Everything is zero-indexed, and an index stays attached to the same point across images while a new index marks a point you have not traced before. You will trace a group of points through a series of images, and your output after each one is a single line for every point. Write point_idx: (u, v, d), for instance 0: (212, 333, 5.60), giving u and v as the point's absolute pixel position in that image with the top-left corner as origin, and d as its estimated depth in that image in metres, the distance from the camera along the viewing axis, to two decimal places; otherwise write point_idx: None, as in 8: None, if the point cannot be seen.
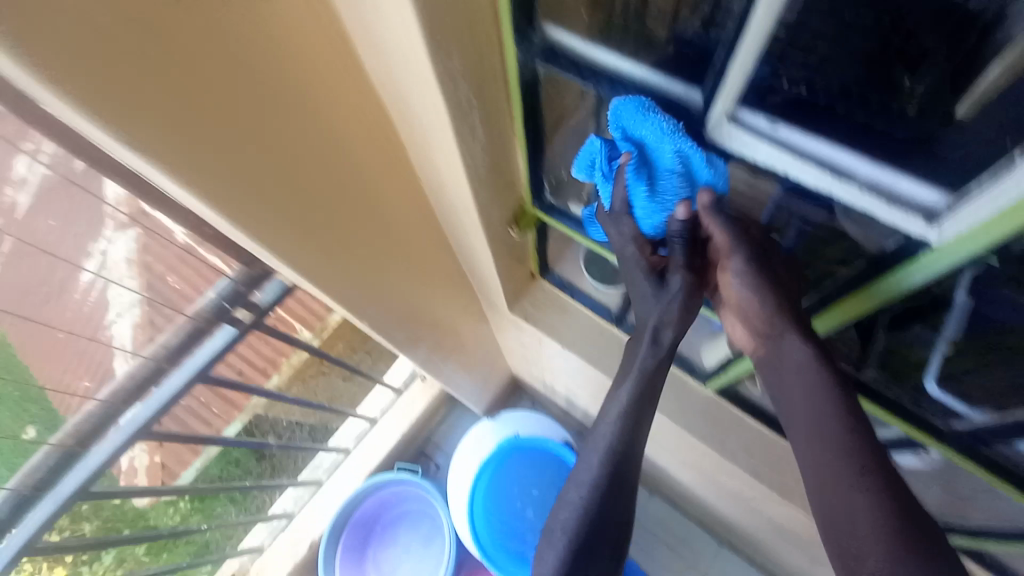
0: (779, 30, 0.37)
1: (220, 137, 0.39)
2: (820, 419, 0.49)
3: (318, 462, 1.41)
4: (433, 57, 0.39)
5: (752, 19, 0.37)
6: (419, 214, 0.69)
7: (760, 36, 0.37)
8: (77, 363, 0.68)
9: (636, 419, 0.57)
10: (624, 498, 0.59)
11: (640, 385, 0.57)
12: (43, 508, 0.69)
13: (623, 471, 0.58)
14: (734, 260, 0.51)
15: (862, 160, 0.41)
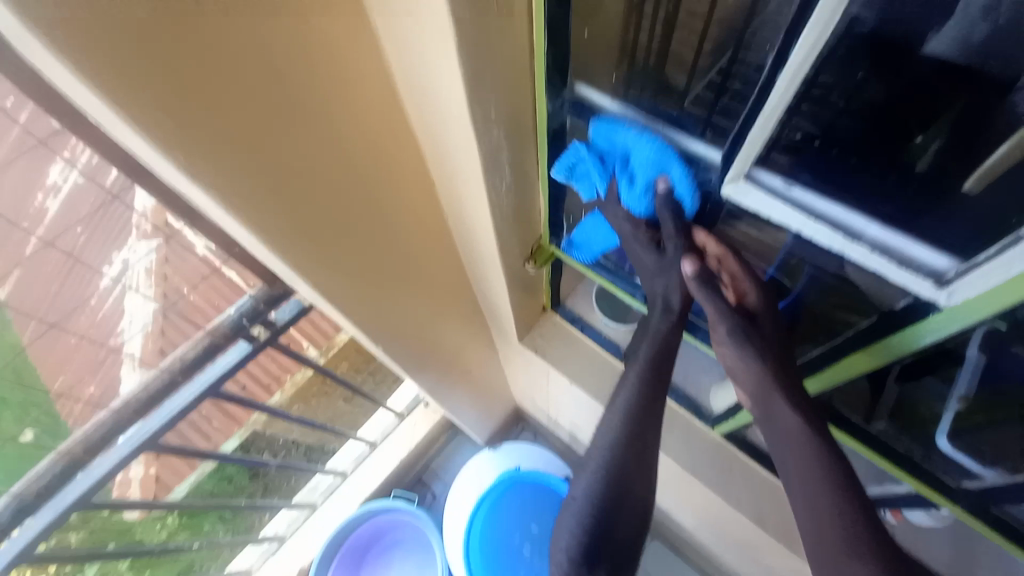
0: (796, 102, 0.40)
1: (264, 163, 0.41)
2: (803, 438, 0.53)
3: (316, 484, 1.41)
4: (469, 99, 0.42)
5: (770, 93, 0.40)
6: (439, 242, 0.71)
7: (778, 108, 0.40)
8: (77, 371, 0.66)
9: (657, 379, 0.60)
10: (650, 457, 0.59)
11: (640, 395, 0.59)
12: (41, 518, 0.68)
13: (646, 429, 0.58)
14: (719, 330, 0.57)
15: (873, 224, 0.43)
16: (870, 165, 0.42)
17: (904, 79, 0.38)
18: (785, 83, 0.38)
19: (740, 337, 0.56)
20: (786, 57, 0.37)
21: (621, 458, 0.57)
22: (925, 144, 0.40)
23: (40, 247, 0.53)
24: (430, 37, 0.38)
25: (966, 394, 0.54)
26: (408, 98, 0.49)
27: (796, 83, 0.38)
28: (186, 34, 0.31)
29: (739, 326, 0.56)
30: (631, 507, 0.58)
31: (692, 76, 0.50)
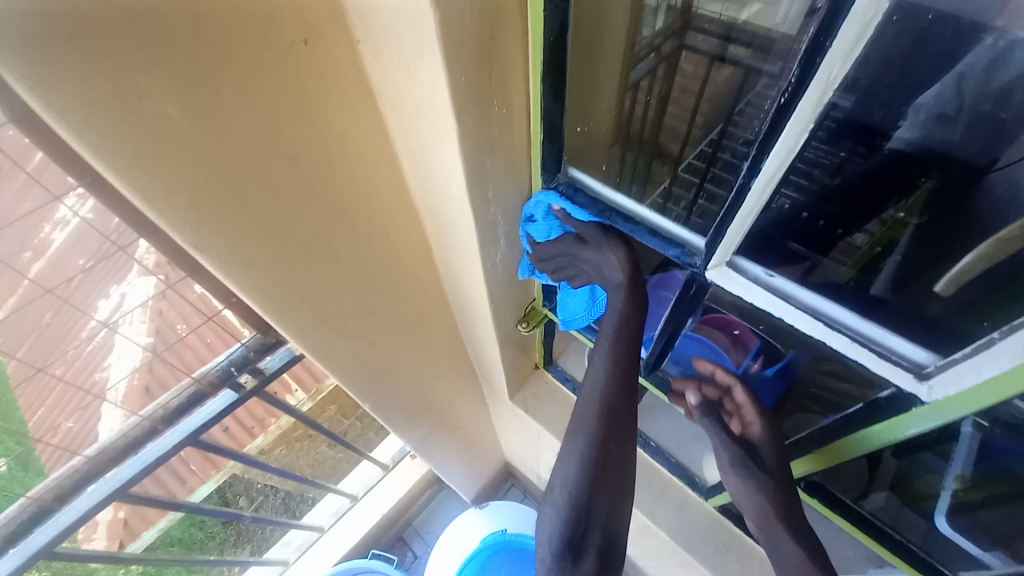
0: (774, 196, 0.42)
1: (267, 233, 0.42)
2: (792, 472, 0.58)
3: (290, 538, 1.34)
4: (468, 179, 0.44)
5: (747, 191, 0.42)
6: (436, 301, 0.72)
7: (756, 205, 0.42)
8: (59, 407, 0.60)
9: (633, 346, 0.55)
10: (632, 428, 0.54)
11: (615, 371, 0.54)
12: (5, 563, 0.66)
13: (624, 399, 0.54)
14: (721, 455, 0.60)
15: (852, 313, 0.44)
16: (856, 232, 0.47)
17: (879, 160, 0.44)
18: (764, 180, 0.40)
19: (741, 467, 0.59)
20: (761, 162, 0.39)
21: (602, 438, 0.52)
22: (904, 216, 0.45)
23: (30, 290, 0.50)
24: (434, 129, 0.41)
25: (962, 472, 0.53)
26: (412, 175, 0.52)
27: (773, 180, 0.40)
28: (207, 122, 0.34)
29: (742, 457, 0.59)
30: (618, 479, 0.53)
31: (686, 144, 0.55)
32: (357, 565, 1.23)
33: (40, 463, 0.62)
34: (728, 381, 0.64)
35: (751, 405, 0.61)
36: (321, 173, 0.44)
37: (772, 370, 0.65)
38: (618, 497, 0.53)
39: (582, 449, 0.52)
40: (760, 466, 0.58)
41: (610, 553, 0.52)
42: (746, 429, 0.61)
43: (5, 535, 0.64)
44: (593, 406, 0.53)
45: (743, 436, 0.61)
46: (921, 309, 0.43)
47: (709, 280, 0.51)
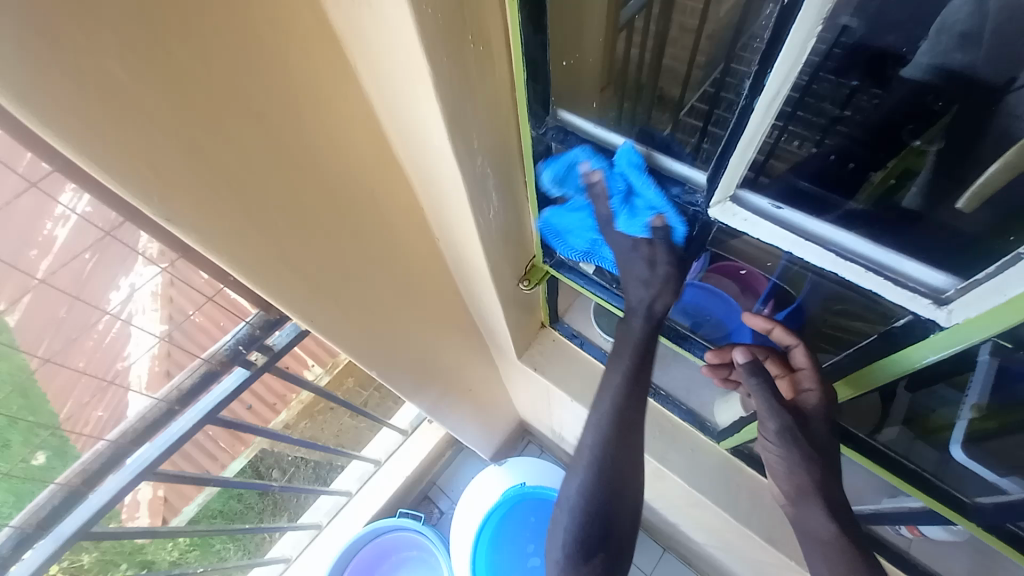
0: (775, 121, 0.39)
1: (250, 205, 0.41)
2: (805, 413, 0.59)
3: (320, 504, 1.40)
4: (450, 135, 0.42)
5: (750, 113, 0.39)
6: (435, 266, 0.71)
7: (758, 131, 0.39)
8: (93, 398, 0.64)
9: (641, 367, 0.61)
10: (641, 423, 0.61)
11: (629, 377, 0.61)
12: (40, 552, 0.68)
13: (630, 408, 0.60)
14: (768, 426, 0.61)
15: (865, 241, 0.42)
16: (876, 168, 0.45)
17: (895, 101, 0.43)
18: (767, 101, 0.37)
19: (788, 438, 0.59)
20: (765, 78, 0.36)
21: (617, 445, 0.59)
22: (924, 148, 0.43)
23: (39, 292, 0.51)
24: (409, 74, 0.38)
25: (978, 400, 0.53)
26: (394, 131, 0.50)
27: (776, 101, 0.37)
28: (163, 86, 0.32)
29: (791, 426, 0.59)
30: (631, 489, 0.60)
31: (686, 88, 0.53)
32: (391, 526, 1.31)
33: (76, 450, 0.66)
34: (790, 341, 0.60)
35: (812, 373, 0.58)
36: (294, 132, 0.42)
37: (782, 314, 0.64)
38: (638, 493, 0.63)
39: (594, 449, 0.60)
40: (807, 437, 0.59)
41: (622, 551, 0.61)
42: (800, 397, 0.60)
43: (38, 522, 0.67)
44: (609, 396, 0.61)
45: (794, 401, 0.61)
46: (954, 233, 0.40)
47: (713, 219, 0.49)
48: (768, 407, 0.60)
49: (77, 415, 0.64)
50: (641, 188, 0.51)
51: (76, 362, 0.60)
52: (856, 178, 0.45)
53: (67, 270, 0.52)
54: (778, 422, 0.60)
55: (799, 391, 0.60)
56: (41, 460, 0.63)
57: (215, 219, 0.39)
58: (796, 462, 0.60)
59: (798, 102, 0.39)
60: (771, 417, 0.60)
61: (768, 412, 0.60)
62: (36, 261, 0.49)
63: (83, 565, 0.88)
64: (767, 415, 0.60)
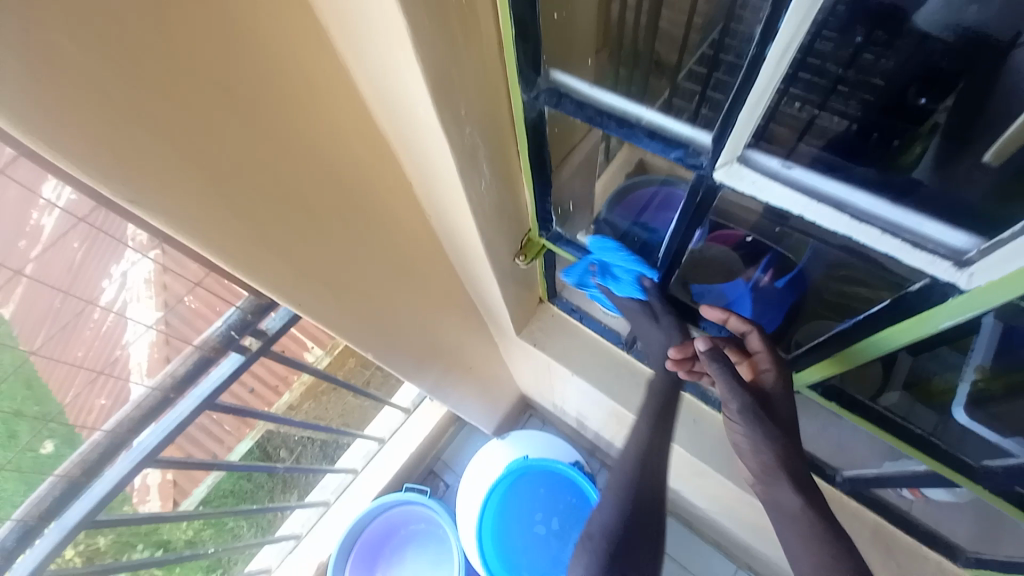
0: (788, 72, 0.36)
1: (233, 189, 0.39)
2: (764, 391, 0.61)
3: (326, 482, 1.41)
4: (436, 106, 0.39)
5: (762, 63, 0.35)
6: (428, 244, 0.69)
7: (770, 83, 0.36)
8: (94, 387, 0.66)
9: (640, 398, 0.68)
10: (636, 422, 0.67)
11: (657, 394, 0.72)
12: (44, 543, 0.67)
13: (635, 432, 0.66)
14: (731, 407, 0.60)
15: (880, 202, 0.39)
16: (882, 127, 0.43)
17: (904, 59, 0.41)
18: (777, 54, 0.34)
19: (751, 417, 0.58)
20: (778, 24, 0.32)
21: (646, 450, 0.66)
22: (930, 110, 0.42)
23: (31, 284, 0.53)
24: (386, 35, 0.35)
25: (982, 363, 0.52)
26: (376, 101, 0.47)
27: (788, 52, 0.34)
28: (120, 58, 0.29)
29: (751, 403, 0.59)
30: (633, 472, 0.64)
31: (684, 52, 0.50)
32: (398, 501, 1.33)
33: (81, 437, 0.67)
34: (743, 326, 0.64)
35: (767, 353, 0.61)
36: (267, 104, 0.39)
37: (782, 280, 0.65)
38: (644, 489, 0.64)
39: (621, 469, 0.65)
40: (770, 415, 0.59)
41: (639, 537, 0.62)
42: (760, 377, 0.62)
43: (40, 513, 0.65)
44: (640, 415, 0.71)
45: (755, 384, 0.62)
46: (969, 180, 0.39)
47: (718, 182, 0.46)
48: (727, 385, 0.60)
49: (80, 403, 0.66)
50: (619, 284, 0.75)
51: (75, 352, 0.62)
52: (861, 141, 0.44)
53: (56, 258, 0.53)
54: (740, 402, 0.59)
55: (758, 372, 0.62)
56: (49, 448, 0.66)
57: (197, 205, 0.37)
58: (757, 437, 0.58)
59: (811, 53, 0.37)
60: (730, 396, 0.60)
61: (727, 390, 0.60)
62: (26, 250, 0.50)
63: (100, 547, 0.91)
64: (727, 395, 0.60)
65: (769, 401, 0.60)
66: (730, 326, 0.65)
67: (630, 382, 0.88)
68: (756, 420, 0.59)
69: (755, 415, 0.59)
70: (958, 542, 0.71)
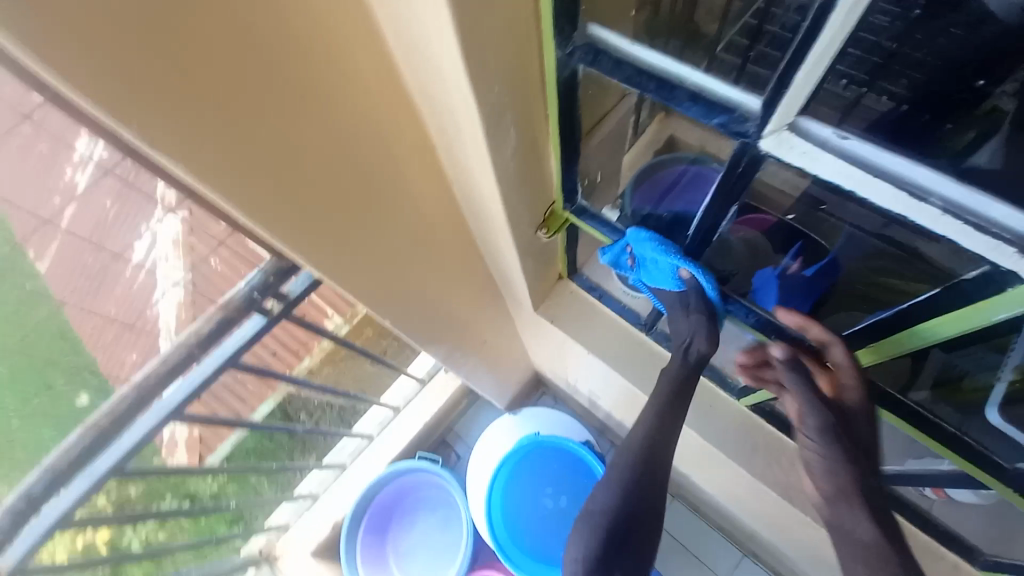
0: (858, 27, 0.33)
1: (256, 143, 0.39)
2: (851, 410, 0.57)
3: (342, 446, 1.42)
4: (463, 59, 0.38)
5: (830, 14, 0.32)
6: (449, 213, 0.68)
7: (838, 36, 0.33)
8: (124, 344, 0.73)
9: (661, 427, 0.66)
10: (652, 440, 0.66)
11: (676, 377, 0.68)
12: (77, 487, 0.71)
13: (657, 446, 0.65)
14: (808, 423, 0.58)
15: (945, 179, 0.36)
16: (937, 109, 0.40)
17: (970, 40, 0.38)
18: (849, 4, 0.30)
19: (829, 436, 0.57)
20: None
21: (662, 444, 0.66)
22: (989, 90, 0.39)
23: None
24: None
25: (1021, 362, 0.49)
26: (401, 56, 0.45)
27: (863, 2, 0.30)
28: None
29: (830, 423, 0.57)
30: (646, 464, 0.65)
31: (724, 22, 0.47)
32: (410, 467, 1.36)
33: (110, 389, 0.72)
34: (824, 337, 0.56)
35: (852, 370, 0.56)
36: (291, 50, 0.38)
37: (811, 270, 0.64)
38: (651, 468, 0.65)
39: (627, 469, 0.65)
40: (849, 435, 0.57)
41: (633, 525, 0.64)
42: (841, 394, 0.57)
43: (69, 462, 0.68)
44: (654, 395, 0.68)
45: (835, 401, 0.58)
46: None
47: (763, 152, 0.43)
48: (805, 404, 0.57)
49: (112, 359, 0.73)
50: (653, 271, 0.66)
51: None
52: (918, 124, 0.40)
53: None
54: (819, 423, 0.57)
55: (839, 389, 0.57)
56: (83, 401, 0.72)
57: (218, 155, 0.37)
58: (834, 458, 0.56)
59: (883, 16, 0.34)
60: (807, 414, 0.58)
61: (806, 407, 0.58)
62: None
63: (130, 495, 0.97)
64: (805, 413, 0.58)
65: (851, 420, 0.57)
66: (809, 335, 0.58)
67: (646, 363, 0.86)
68: (835, 443, 0.57)
69: (836, 437, 0.56)
70: (977, 544, 0.69)
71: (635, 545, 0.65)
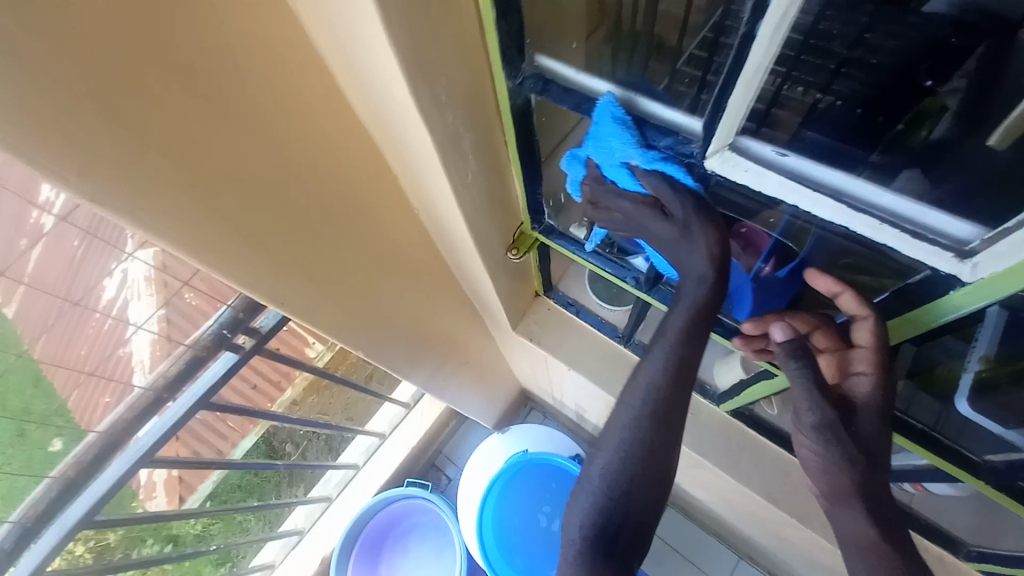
0: (783, 45, 0.34)
1: (213, 188, 0.39)
2: (871, 408, 0.54)
3: (328, 478, 1.39)
4: (415, 96, 0.39)
5: (752, 43, 0.34)
6: (418, 239, 0.69)
7: (762, 64, 0.35)
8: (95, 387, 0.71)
9: (669, 401, 0.52)
10: (667, 423, 0.52)
11: (673, 371, 0.52)
12: (45, 541, 0.66)
13: (665, 423, 0.52)
14: (806, 420, 0.55)
15: (882, 190, 0.38)
16: (884, 111, 0.41)
17: (913, 42, 0.39)
18: (767, 35, 0.33)
19: (827, 437, 0.54)
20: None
21: (661, 419, 0.52)
22: (940, 90, 0.40)
23: (30, 291, 0.59)
24: (359, 23, 0.34)
25: (986, 353, 0.50)
26: (356, 96, 0.46)
27: (781, 28, 0.32)
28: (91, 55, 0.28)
29: (833, 420, 0.53)
30: (649, 437, 0.52)
31: (684, 33, 0.47)
32: (399, 495, 1.33)
33: (79, 428, 0.70)
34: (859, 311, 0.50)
35: (868, 353, 0.51)
36: (242, 92, 0.38)
37: (784, 270, 0.62)
38: (662, 451, 0.52)
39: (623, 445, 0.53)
40: (851, 434, 0.54)
41: (627, 516, 0.52)
42: (846, 382, 0.55)
43: (39, 514, 0.64)
44: (639, 400, 0.53)
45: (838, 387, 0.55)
46: (973, 167, 0.37)
47: (710, 171, 0.45)
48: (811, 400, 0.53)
49: (88, 401, 0.72)
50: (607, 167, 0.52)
51: (79, 351, 0.68)
52: (866, 126, 0.42)
53: (57, 256, 0.58)
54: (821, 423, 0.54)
55: (845, 376, 0.55)
56: (58, 446, 0.70)
57: (171, 197, 0.36)
58: (828, 458, 0.54)
59: (803, 46, 0.36)
60: (808, 413, 0.54)
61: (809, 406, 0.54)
62: (27, 250, 0.56)
63: (109, 543, 0.94)
64: (803, 412, 0.55)
65: (853, 414, 0.54)
66: (841, 302, 0.52)
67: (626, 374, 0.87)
68: (836, 441, 0.54)
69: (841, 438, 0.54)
70: (961, 535, 0.71)
71: (625, 547, 0.52)
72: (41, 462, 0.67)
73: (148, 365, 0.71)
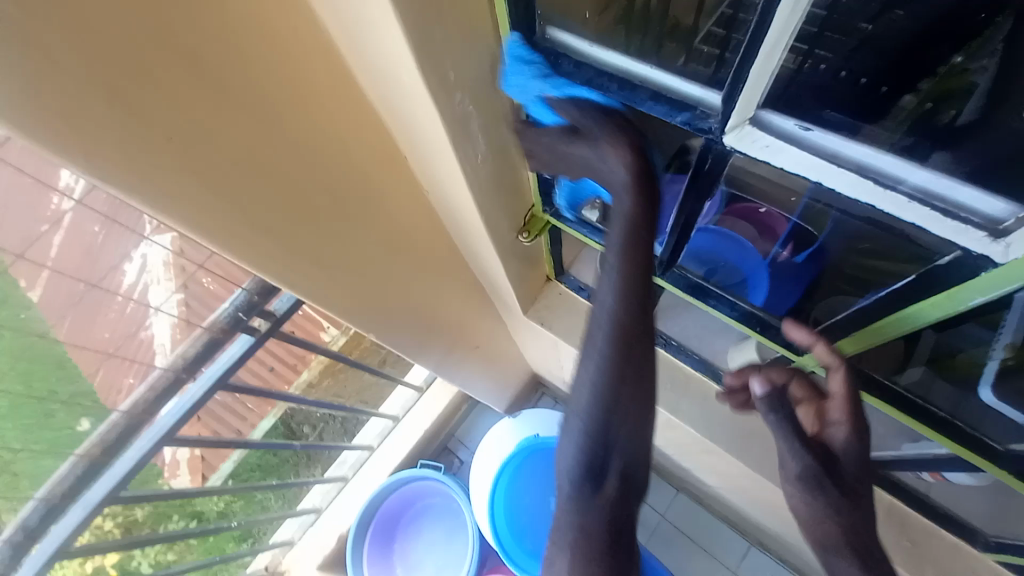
0: (809, 11, 0.33)
1: (220, 170, 0.39)
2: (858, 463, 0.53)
3: (343, 458, 1.44)
4: (420, 74, 0.38)
5: (776, 6, 0.32)
6: (427, 223, 0.68)
7: (787, 28, 0.33)
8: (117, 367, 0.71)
9: (628, 343, 0.48)
10: (631, 367, 0.48)
11: (625, 308, 0.48)
12: (72, 517, 0.71)
13: (630, 367, 0.48)
14: (789, 468, 0.56)
15: (911, 165, 0.36)
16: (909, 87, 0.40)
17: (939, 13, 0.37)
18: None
19: (809, 484, 0.54)
20: None
21: (625, 365, 0.48)
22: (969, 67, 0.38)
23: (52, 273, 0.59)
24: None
25: (1014, 340, 0.48)
26: (364, 76, 0.45)
27: None
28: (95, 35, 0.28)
29: (814, 469, 0.54)
30: (616, 388, 0.48)
31: (700, 14, 0.46)
32: (412, 477, 1.35)
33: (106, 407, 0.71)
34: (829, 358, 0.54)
35: (841, 402, 0.54)
36: (247, 73, 0.37)
37: (803, 255, 0.62)
38: (632, 399, 0.48)
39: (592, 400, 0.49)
40: (833, 482, 0.54)
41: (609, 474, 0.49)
42: (825, 432, 0.56)
43: (63, 492, 0.68)
44: (601, 331, 0.48)
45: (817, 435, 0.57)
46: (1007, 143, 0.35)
47: (728, 148, 0.43)
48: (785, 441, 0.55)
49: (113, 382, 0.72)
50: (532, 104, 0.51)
51: (103, 334, 0.69)
52: (890, 105, 0.40)
53: (77, 239, 0.59)
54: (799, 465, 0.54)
55: (824, 425, 0.56)
56: (86, 426, 0.71)
57: (180, 179, 0.36)
58: (813, 502, 0.54)
59: (825, 21, 0.36)
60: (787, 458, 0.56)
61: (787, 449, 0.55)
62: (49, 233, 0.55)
63: (137, 517, 0.97)
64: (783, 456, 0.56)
65: (835, 465, 0.54)
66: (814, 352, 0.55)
67: None
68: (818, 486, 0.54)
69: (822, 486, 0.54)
70: (979, 525, 0.69)
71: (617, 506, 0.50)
72: (68, 440, 0.70)
73: (169, 347, 0.72)
